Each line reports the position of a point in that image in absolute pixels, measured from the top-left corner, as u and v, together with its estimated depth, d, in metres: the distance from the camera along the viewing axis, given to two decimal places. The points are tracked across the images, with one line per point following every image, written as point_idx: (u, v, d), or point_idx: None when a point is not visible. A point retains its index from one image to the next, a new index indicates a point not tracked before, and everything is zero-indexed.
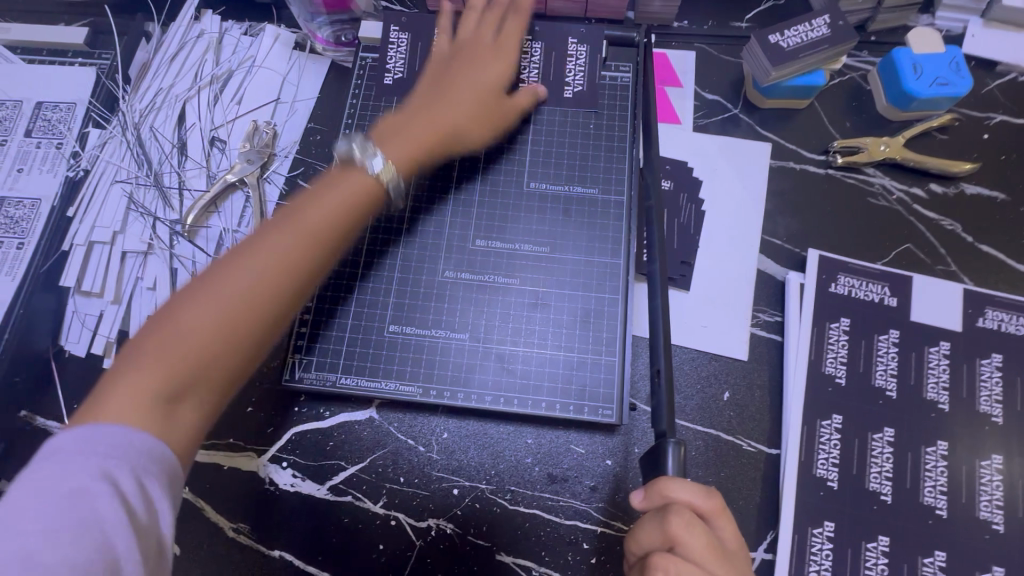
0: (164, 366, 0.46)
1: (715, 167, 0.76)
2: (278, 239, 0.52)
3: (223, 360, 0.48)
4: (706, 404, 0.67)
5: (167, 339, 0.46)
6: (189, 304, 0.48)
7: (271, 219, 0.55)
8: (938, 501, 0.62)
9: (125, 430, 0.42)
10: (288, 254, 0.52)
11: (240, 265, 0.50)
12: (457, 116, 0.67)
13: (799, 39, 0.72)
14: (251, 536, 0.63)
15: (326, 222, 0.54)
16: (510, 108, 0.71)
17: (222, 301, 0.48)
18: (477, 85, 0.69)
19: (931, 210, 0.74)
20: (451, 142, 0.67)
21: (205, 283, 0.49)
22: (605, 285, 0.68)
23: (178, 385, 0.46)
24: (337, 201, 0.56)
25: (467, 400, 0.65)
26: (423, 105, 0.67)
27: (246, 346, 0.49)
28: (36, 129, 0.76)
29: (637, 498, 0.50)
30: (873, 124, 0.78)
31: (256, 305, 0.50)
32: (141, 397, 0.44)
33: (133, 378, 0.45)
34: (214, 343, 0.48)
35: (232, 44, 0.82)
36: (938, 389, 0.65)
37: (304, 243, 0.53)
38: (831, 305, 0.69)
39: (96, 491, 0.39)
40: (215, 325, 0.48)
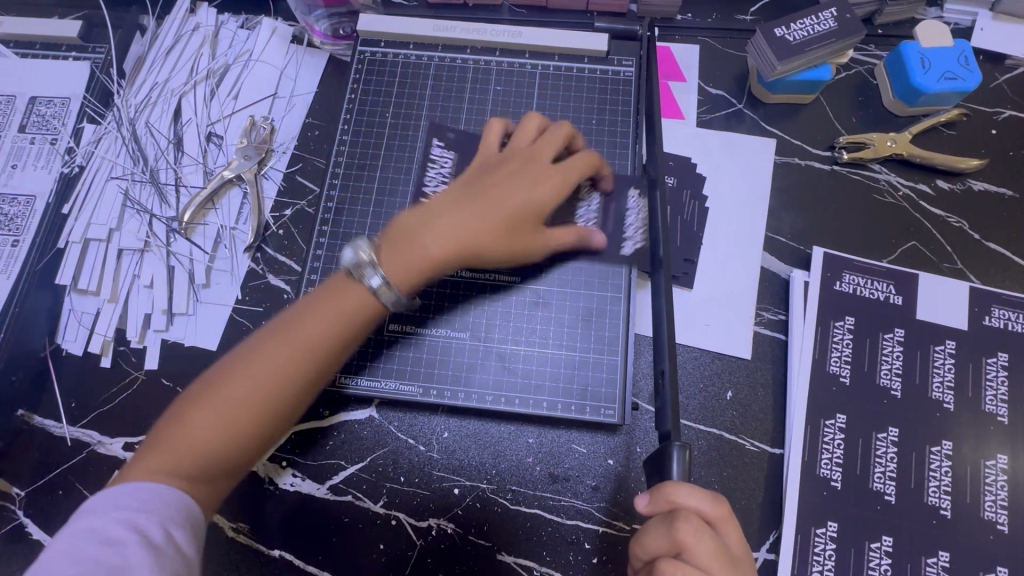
0: (171, 455, 0.47)
1: (718, 163, 0.75)
2: (284, 340, 0.50)
3: (223, 454, 0.48)
4: (709, 404, 0.66)
5: (176, 429, 0.48)
6: (200, 395, 0.49)
7: (285, 307, 0.53)
8: (942, 501, 0.61)
9: (146, 488, 0.45)
10: (294, 360, 0.50)
11: (249, 362, 0.49)
12: (487, 233, 0.56)
13: (806, 32, 0.71)
14: (251, 536, 0.63)
15: (331, 340, 0.51)
16: (552, 239, 0.61)
17: (237, 378, 0.49)
18: (517, 209, 0.58)
19: (937, 206, 0.73)
20: (472, 255, 0.56)
21: (230, 356, 0.50)
22: (607, 283, 0.67)
23: (183, 473, 0.47)
24: (341, 307, 0.52)
25: (468, 399, 0.64)
26: (444, 213, 0.57)
27: (250, 440, 0.49)
28: (30, 125, 0.75)
29: (643, 503, 0.49)
30: (879, 119, 0.77)
31: (260, 405, 0.49)
32: (159, 464, 0.47)
33: (149, 461, 0.47)
34: (217, 439, 0.48)
35: (228, 37, 0.80)
36: (943, 388, 0.65)
37: (310, 349, 0.50)
38: (835, 303, 0.68)
39: (127, 539, 0.42)
40: (228, 403, 0.48)
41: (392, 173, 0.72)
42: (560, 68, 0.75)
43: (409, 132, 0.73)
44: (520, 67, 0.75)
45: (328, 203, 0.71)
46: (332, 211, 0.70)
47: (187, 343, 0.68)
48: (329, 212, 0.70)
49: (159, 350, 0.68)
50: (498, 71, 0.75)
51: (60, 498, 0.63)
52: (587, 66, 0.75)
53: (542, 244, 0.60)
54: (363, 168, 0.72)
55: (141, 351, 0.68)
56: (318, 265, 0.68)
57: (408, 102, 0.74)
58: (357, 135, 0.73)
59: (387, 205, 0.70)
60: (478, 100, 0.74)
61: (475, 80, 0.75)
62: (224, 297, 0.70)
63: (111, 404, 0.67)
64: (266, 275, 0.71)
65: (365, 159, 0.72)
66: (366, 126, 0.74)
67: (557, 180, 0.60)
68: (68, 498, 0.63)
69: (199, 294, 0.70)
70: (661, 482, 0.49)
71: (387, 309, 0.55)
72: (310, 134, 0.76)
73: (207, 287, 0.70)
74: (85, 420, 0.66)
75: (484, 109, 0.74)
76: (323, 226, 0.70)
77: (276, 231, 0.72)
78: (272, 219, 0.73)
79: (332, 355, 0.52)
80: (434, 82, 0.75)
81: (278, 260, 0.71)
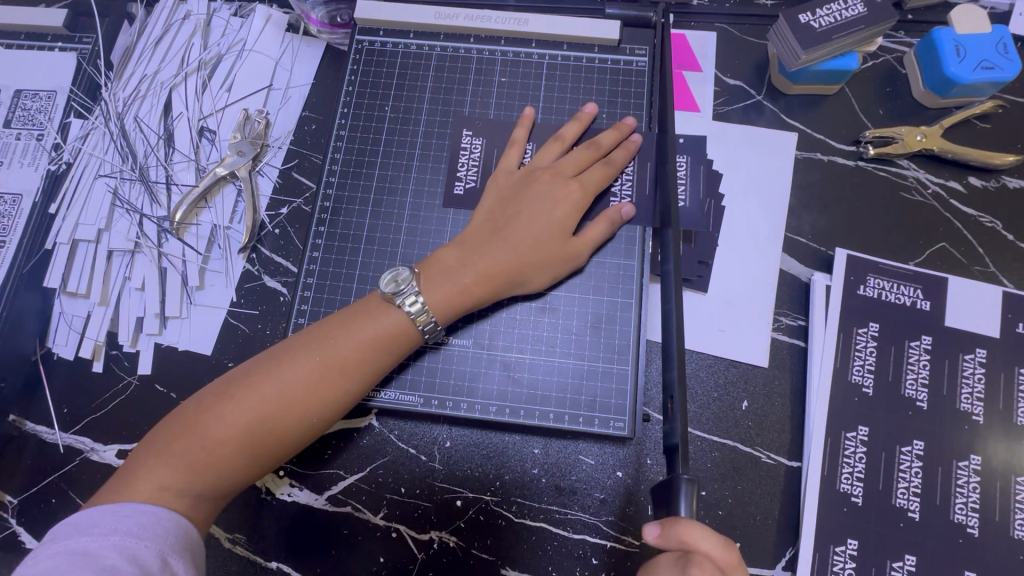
0: (184, 461, 0.49)
1: (736, 159, 0.71)
2: (309, 361, 0.53)
3: (232, 467, 0.50)
4: (723, 413, 0.63)
5: (192, 435, 0.50)
6: (221, 405, 0.51)
7: (308, 325, 0.56)
8: (969, 519, 0.58)
9: (149, 513, 0.47)
10: (316, 383, 0.52)
11: (273, 377, 0.52)
12: (527, 261, 0.59)
13: (833, 18, 0.67)
14: (248, 548, 0.61)
15: (353, 367, 0.54)
16: (587, 240, 0.61)
17: (256, 395, 0.51)
18: (545, 231, 0.60)
19: (968, 205, 0.69)
20: (517, 282, 0.60)
21: (249, 371, 0.53)
22: (617, 288, 0.64)
23: (192, 482, 0.49)
24: (365, 335, 0.55)
25: (471, 410, 0.61)
26: (476, 245, 0.60)
27: (262, 454, 0.51)
28: (15, 120, 0.72)
29: (653, 535, 0.46)
30: (908, 111, 0.73)
31: (276, 423, 0.51)
32: (167, 480, 0.49)
33: (161, 464, 0.49)
34: (230, 450, 0.50)
35: (221, 26, 0.77)
36: (972, 399, 0.61)
37: (333, 375, 0.53)
38: (858, 309, 0.64)
39: (125, 569, 0.42)
40: (244, 422, 0.50)
41: (391, 170, 0.68)
42: (568, 58, 0.71)
43: (409, 126, 0.70)
44: (526, 57, 0.71)
45: (324, 202, 0.67)
46: (330, 211, 0.67)
47: (181, 348, 0.66)
48: (326, 212, 0.67)
49: (152, 355, 0.66)
50: (502, 61, 0.71)
51: (52, 507, 0.62)
52: (597, 56, 0.71)
53: (579, 251, 0.61)
54: (362, 165, 0.68)
55: (133, 355, 0.66)
56: (315, 267, 0.65)
57: (408, 95, 0.71)
58: (355, 130, 0.70)
59: (387, 204, 0.67)
60: (482, 92, 0.70)
61: (479, 72, 0.71)
62: (218, 299, 0.67)
63: (102, 410, 0.64)
64: (261, 276, 0.68)
65: (363, 155, 0.69)
66: (364, 120, 0.70)
67: (579, 193, 0.61)
68: (60, 507, 0.62)
69: (192, 296, 0.67)
70: (672, 518, 0.45)
71: (420, 336, 0.57)
72: (307, 128, 0.73)
73: (201, 289, 0.68)
74: (76, 426, 0.64)
75: (488, 102, 0.70)
76: (320, 227, 0.67)
77: (272, 231, 0.70)
78: (268, 218, 0.70)
79: (355, 380, 0.54)
80: (435, 73, 0.71)
81: (274, 261, 0.68)
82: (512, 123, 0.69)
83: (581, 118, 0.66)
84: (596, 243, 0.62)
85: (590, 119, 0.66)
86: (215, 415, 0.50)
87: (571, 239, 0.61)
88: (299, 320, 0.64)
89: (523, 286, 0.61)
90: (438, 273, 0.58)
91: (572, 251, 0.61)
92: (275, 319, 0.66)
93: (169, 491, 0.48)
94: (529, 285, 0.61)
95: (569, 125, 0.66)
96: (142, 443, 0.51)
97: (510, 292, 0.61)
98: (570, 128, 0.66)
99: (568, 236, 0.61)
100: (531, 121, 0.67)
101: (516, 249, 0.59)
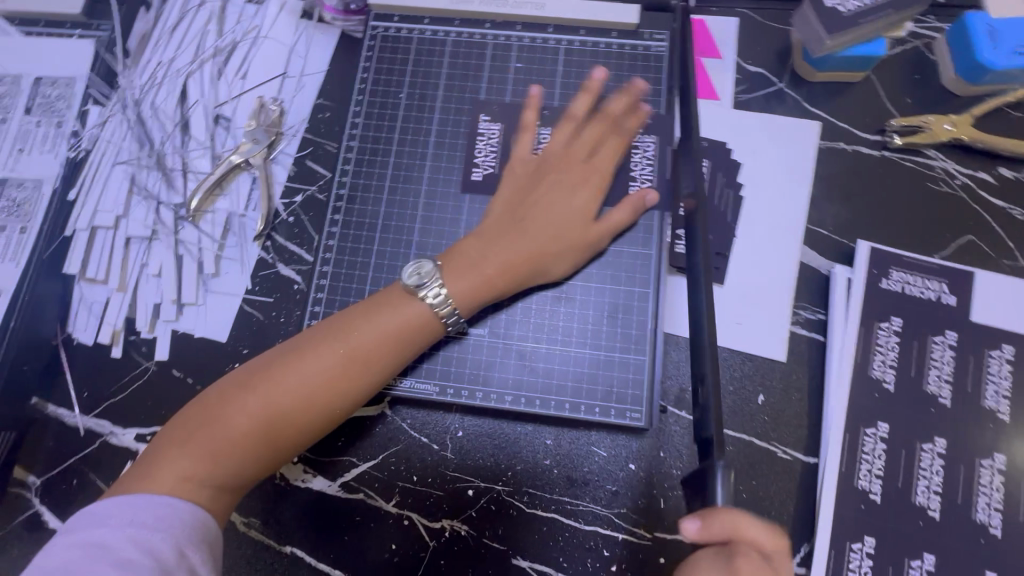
0: (206, 451, 0.49)
1: (756, 148, 0.69)
2: (330, 352, 0.53)
3: (255, 457, 0.51)
4: (740, 407, 0.62)
5: (214, 425, 0.50)
6: (243, 395, 0.51)
7: (329, 317, 0.56)
8: (992, 518, 0.57)
9: (165, 502, 0.47)
10: (337, 375, 0.53)
11: (294, 368, 0.52)
12: (549, 251, 0.59)
13: (861, 2, 0.64)
14: (263, 532, 0.62)
15: (374, 358, 0.54)
16: (608, 226, 0.60)
17: (277, 388, 0.51)
18: (565, 219, 0.60)
19: (998, 197, 0.67)
20: (538, 272, 0.59)
21: (270, 360, 0.53)
22: (634, 278, 0.63)
23: (215, 472, 0.50)
24: (385, 327, 0.54)
25: (486, 399, 0.61)
26: (497, 236, 0.59)
27: (283, 444, 0.52)
28: (35, 107, 0.72)
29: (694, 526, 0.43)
30: (938, 99, 0.70)
31: (297, 414, 0.52)
32: (189, 470, 0.49)
33: (183, 455, 0.49)
34: (252, 441, 0.50)
35: (236, 13, 0.77)
36: (998, 397, 0.60)
37: (354, 367, 0.53)
38: (880, 303, 0.63)
39: (141, 562, 0.43)
40: (266, 414, 0.51)
41: (406, 158, 0.68)
42: (586, 43, 0.70)
43: (424, 114, 0.69)
44: (543, 43, 0.70)
45: (340, 190, 0.67)
46: (345, 199, 0.67)
47: (197, 334, 0.67)
48: (341, 199, 0.67)
49: (169, 340, 0.67)
50: (519, 46, 0.70)
51: (73, 488, 0.63)
52: (616, 42, 0.69)
53: (599, 237, 0.60)
54: (377, 153, 0.68)
55: (151, 341, 0.67)
56: (330, 256, 0.65)
57: (423, 82, 0.70)
58: (370, 117, 0.69)
59: (401, 192, 0.67)
60: (498, 79, 0.69)
61: (494, 59, 0.70)
62: (233, 287, 0.68)
63: (121, 395, 0.65)
64: (276, 264, 0.68)
65: (378, 143, 0.68)
66: (379, 107, 0.70)
67: (599, 181, 0.61)
68: (81, 488, 0.63)
69: (208, 283, 0.68)
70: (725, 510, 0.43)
71: (441, 327, 0.57)
72: (322, 115, 0.73)
73: (216, 276, 0.68)
74: (96, 410, 0.65)
75: (504, 89, 0.69)
76: (335, 214, 0.67)
77: (286, 219, 0.70)
78: (282, 206, 0.70)
79: (375, 371, 0.54)
80: (451, 60, 0.70)
81: (288, 249, 0.68)
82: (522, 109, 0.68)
83: (591, 90, 0.65)
84: (619, 229, 0.61)
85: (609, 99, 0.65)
86: (237, 405, 0.51)
87: (593, 226, 0.60)
88: (314, 308, 0.64)
89: (544, 276, 0.60)
90: (459, 262, 0.58)
91: (593, 238, 0.60)
92: (290, 307, 0.67)
93: (191, 481, 0.49)
94: (550, 274, 0.60)
95: (579, 103, 0.65)
96: (163, 433, 0.52)
97: (531, 283, 0.60)
98: (587, 113, 0.64)
99: (589, 223, 0.60)
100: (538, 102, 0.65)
101: (538, 237, 0.59)
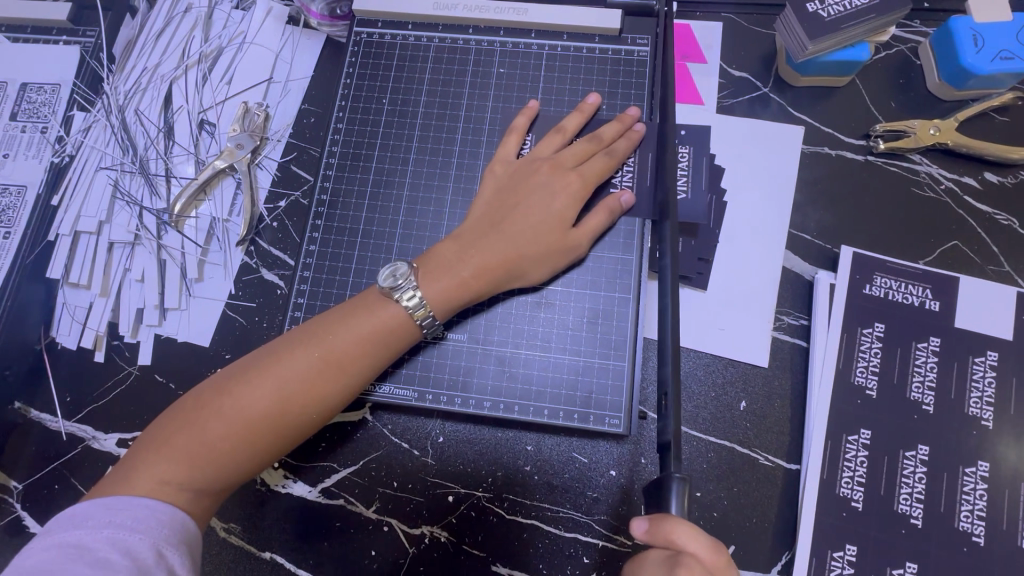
0: (184, 455, 0.49)
1: (740, 153, 0.69)
2: (307, 356, 0.53)
3: (233, 461, 0.51)
4: (721, 413, 0.62)
5: (191, 429, 0.50)
6: (219, 400, 0.51)
7: (308, 320, 0.56)
8: (975, 527, 0.56)
9: (147, 505, 0.47)
10: (315, 379, 0.52)
11: (271, 373, 0.52)
12: (526, 254, 0.59)
13: (842, 6, 0.64)
14: (243, 537, 0.62)
15: (352, 362, 0.54)
16: (587, 231, 0.60)
17: (255, 391, 0.51)
18: (543, 222, 0.59)
19: (983, 201, 0.66)
20: (515, 275, 0.59)
21: (248, 363, 0.53)
22: (615, 283, 0.62)
23: (192, 476, 0.49)
24: (363, 331, 0.54)
25: (465, 405, 0.61)
26: (475, 238, 0.59)
27: (260, 449, 0.52)
28: (21, 113, 0.73)
29: (640, 530, 0.45)
30: (922, 103, 0.70)
31: (275, 419, 0.51)
32: (166, 475, 0.49)
33: (161, 459, 0.49)
34: (230, 445, 0.50)
35: (222, 19, 0.77)
36: (982, 404, 0.59)
37: (332, 370, 0.53)
38: (863, 309, 0.63)
39: (117, 562, 0.43)
40: (243, 418, 0.51)
41: (388, 163, 0.68)
42: (568, 48, 0.70)
43: (407, 119, 0.69)
44: (525, 48, 0.70)
45: (322, 195, 0.67)
46: (327, 204, 0.67)
47: (180, 339, 0.67)
48: (323, 205, 0.67)
49: (152, 345, 0.67)
50: (501, 51, 0.70)
51: (55, 493, 0.63)
52: (598, 46, 0.69)
53: (579, 242, 0.60)
54: (359, 158, 0.68)
55: (134, 346, 0.67)
56: (311, 261, 0.65)
57: (407, 87, 0.70)
58: (353, 122, 0.69)
59: (383, 197, 0.67)
60: (480, 84, 0.69)
61: (477, 64, 0.70)
62: (216, 292, 0.68)
63: (103, 400, 0.66)
64: (259, 269, 0.68)
65: (361, 148, 0.68)
66: (362, 112, 0.70)
67: (578, 183, 0.60)
68: (62, 493, 0.63)
69: (191, 288, 0.68)
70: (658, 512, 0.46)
71: (419, 330, 0.57)
72: (305, 121, 0.73)
73: (199, 281, 0.68)
74: (79, 414, 0.65)
75: (486, 94, 0.69)
76: (317, 220, 0.66)
77: (269, 224, 0.70)
78: (266, 211, 0.70)
79: (354, 375, 0.54)
80: (434, 66, 0.70)
81: (271, 254, 0.69)
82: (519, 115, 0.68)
83: (583, 109, 0.65)
84: (595, 233, 0.61)
85: (593, 110, 0.65)
86: (214, 410, 0.51)
87: (570, 230, 0.60)
88: (295, 313, 0.64)
89: (521, 279, 0.60)
90: (437, 264, 0.58)
91: (571, 242, 0.60)
92: (272, 312, 0.67)
93: (169, 485, 0.49)
94: (527, 278, 0.60)
95: (571, 117, 0.65)
96: (140, 437, 0.52)
97: (508, 286, 0.60)
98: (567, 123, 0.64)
99: (567, 228, 0.60)
100: (533, 111, 0.66)
101: (517, 241, 0.58)
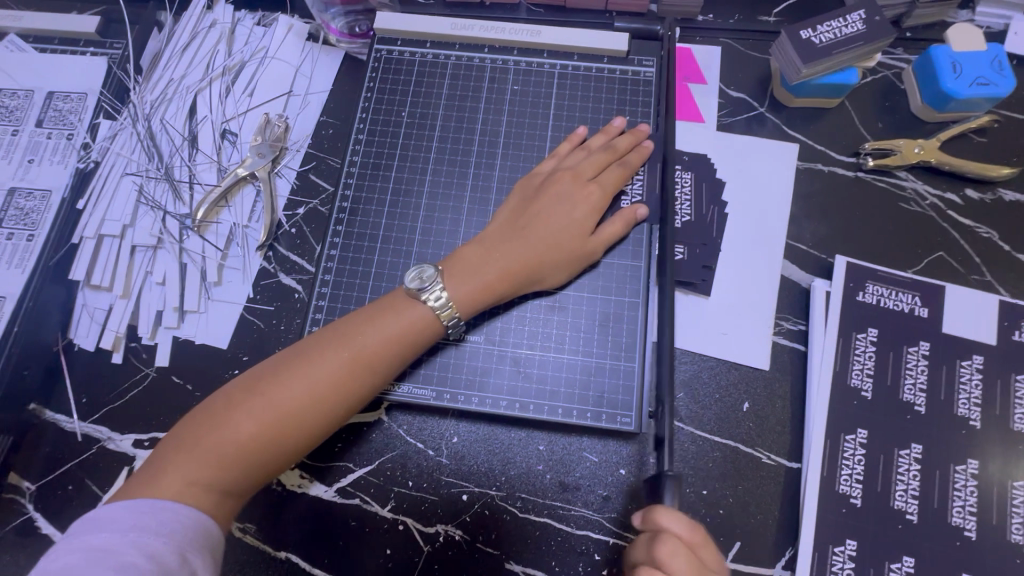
0: (213, 456, 0.51)
1: (740, 168, 0.73)
2: (334, 357, 0.55)
3: (261, 461, 0.52)
4: (725, 414, 0.65)
5: (219, 431, 0.51)
6: (248, 401, 0.53)
7: (333, 322, 0.58)
8: (966, 522, 0.59)
9: (172, 510, 0.48)
10: (342, 379, 0.54)
11: (300, 374, 0.54)
12: (547, 259, 0.62)
13: (833, 35, 0.69)
14: (258, 537, 0.62)
15: (377, 362, 0.56)
16: (605, 239, 0.64)
17: (284, 392, 0.53)
18: (564, 230, 0.62)
19: (966, 216, 0.71)
20: (534, 279, 0.62)
21: (276, 364, 0.55)
22: (624, 288, 0.65)
23: (221, 476, 0.51)
24: (388, 332, 0.56)
25: (482, 404, 0.63)
26: (498, 242, 0.62)
27: (288, 449, 0.53)
28: (47, 120, 0.75)
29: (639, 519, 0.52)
30: (906, 124, 0.75)
31: (302, 418, 0.53)
32: (196, 475, 0.50)
33: (190, 460, 0.50)
34: (259, 446, 0.52)
35: (245, 34, 0.80)
36: (969, 405, 0.63)
37: (358, 371, 0.55)
38: (858, 315, 0.66)
39: (141, 566, 0.44)
40: (272, 420, 0.52)
41: (407, 172, 0.71)
42: (578, 67, 0.74)
43: (425, 132, 0.72)
44: (538, 66, 0.74)
45: (343, 203, 0.70)
46: (347, 211, 0.69)
47: (198, 340, 0.68)
48: (344, 212, 0.69)
49: (170, 346, 0.68)
50: (515, 70, 0.74)
51: (68, 494, 0.63)
52: (606, 66, 0.74)
53: (597, 248, 0.63)
54: (379, 168, 0.71)
55: (151, 348, 0.68)
56: (332, 266, 0.67)
57: (425, 101, 0.73)
58: (374, 134, 0.72)
59: (402, 205, 0.69)
60: (494, 101, 0.73)
61: (490, 81, 0.74)
62: (235, 295, 0.70)
63: (121, 401, 0.66)
64: (277, 273, 0.70)
65: (381, 158, 0.71)
66: (382, 124, 0.73)
67: (598, 194, 0.64)
68: (76, 494, 0.63)
69: (211, 291, 0.70)
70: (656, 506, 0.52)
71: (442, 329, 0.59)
72: (325, 132, 0.76)
73: (218, 285, 0.70)
74: (95, 416, 0.66)
75: (501, 110, 0.73)
76: (337, 226, 0.69)
77: (288, 230, 0.72)
78: (285, 217, 0.73)
79: (378, 375, 0.56)
80: (450, 82, 0.74)
81: (290, 259, 0.71)
82: (546, 133, 0.72)
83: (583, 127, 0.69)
84: (611, 241, 0.64)
85: (618, 132, 0.69)
86: (243, 410, 0.52)
87: (588, 238, 0.63)
88: (316, 315, 0.66)
89: (540, 284, 0.63)
90: (461, 265, 0.60)
91: (589, 249, 0.63)
92: (290, 315, 0.69)
93: (198, 485, 0.50)
94: (545, 283, 0.63)
95: (596, 135, 0.69)
96: (167, 438, 0.53)
97: (527, 289, 0.63)
98: (594, 140, 0.68)
99: (586, 234, 0.63)
100: (580, 138, 0.69)
101: (541, 246, 0.61)
